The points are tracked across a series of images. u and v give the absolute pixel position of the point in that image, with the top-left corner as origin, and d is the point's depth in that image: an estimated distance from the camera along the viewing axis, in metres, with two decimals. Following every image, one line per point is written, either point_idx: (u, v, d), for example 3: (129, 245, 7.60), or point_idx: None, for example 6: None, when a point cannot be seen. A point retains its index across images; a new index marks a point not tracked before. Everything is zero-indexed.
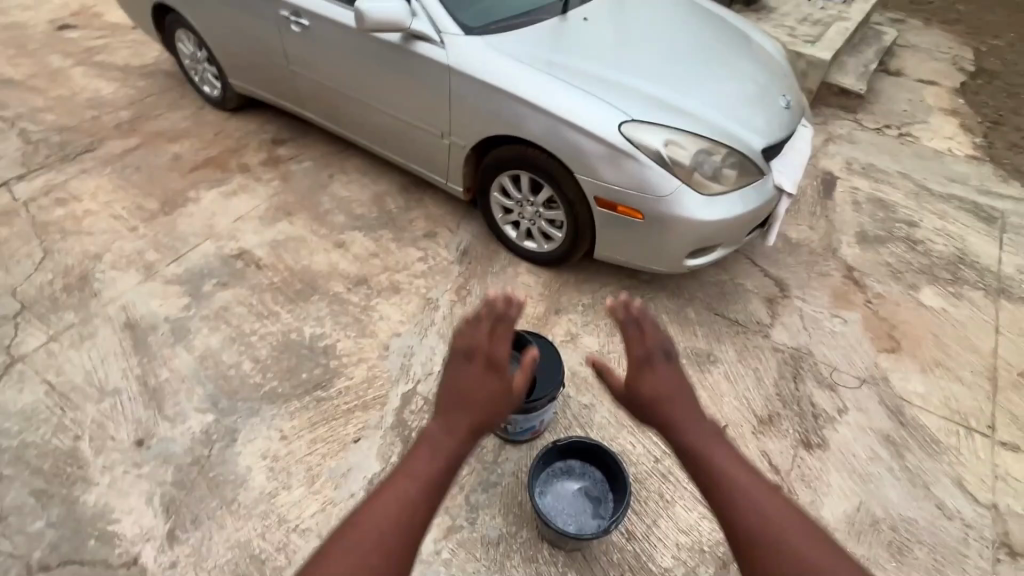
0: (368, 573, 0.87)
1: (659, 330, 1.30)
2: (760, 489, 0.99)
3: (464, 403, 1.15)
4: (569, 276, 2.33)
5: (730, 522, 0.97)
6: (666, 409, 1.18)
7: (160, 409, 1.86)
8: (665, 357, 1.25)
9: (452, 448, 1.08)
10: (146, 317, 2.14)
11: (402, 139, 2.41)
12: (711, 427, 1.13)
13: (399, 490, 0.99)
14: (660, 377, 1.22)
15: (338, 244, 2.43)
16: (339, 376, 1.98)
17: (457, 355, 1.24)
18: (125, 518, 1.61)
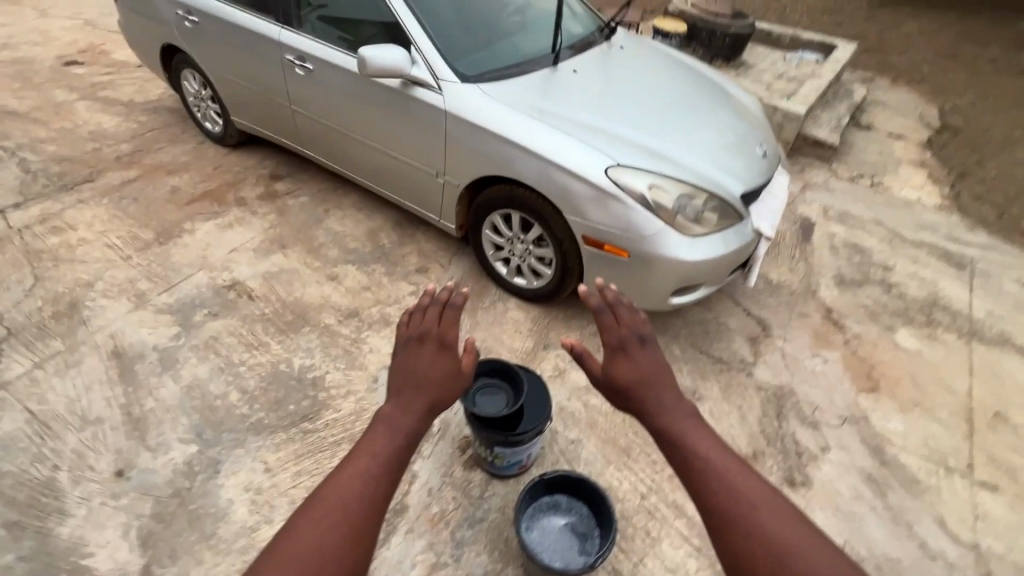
0: (331, 546, 0.85)
1: (632, 313, 1.21)
2: (739, 480, 0.94)
3: (418, 381, 1.11)
4: (557, 312, 2.38)
5: (708, 512, 0.92)
6: (644, 395, 1.11)
7: (143, 439, 1.84)
8: (641, 340, 1.18)
9: (409, 425, 1.04)
10: (135, 346, 2.14)
11: (397, 177, 2.49)
12: (691, 417, 1.07)
13: (358, 468, 0.96)
14: (635, 361, 1.15)
15: (331, 277, 2.47)
16: (327, 408, 1.98)
17: (407, 340, 1.18)
18: (99, 552, 1.57)
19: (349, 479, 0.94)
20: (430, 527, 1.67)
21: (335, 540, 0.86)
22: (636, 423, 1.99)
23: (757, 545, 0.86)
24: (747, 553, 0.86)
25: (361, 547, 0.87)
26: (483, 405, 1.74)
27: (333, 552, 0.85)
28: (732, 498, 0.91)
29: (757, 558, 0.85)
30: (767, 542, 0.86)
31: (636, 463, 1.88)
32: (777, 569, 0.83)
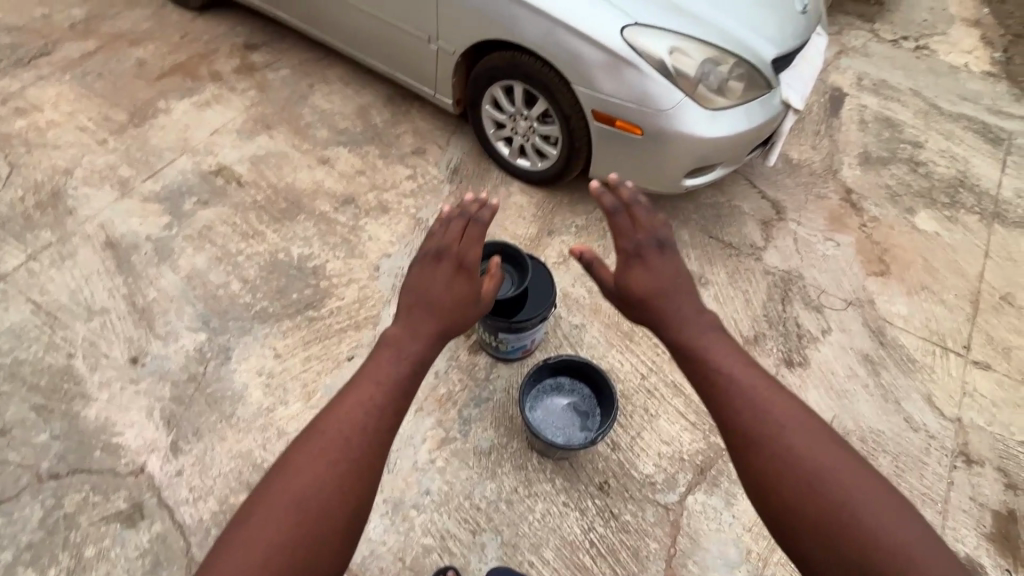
0: (341, 475, 0.92)
1: (651, 217, 1.23)
2: (759, 389, 1.00)
3: (427, 305, 1.15)
4: (562, 196, 2.27)
5: (716, 410, 1.02)
6: (658, 303, 1.15)
7: (151, 328, 1.86)
8: (658, 247, 1.20)
9: (417, 349, 1.09)
10: (127, 236, 2.07)
11: (385, 43, 2.22)
12: (706, 322, 1.12)
13: (359, 399, 1.00)
14: (652, 269, 1.18)
15: (322, 160, 2.32)
16: (330, 297, 1.97)
17: (425, 257, 1.22)
18: (128, 431, 1.66)
19: (352, 406, 0.99)
20: (438, 407, 1.74)
21: (337, 475, 0.92)
22: None
23: (778, 453, 0.92)
24: (768, 460, 0.92)
25: (367, 478, 0.94)
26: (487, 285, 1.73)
27: (336, 480, 0.91)
28: (757, 410, 0.97)
29: (777, 465, 0.92)
30: (788, 452, 0.92)
31: (638, 346, 1.91)
32: (779, 456, 0.92)
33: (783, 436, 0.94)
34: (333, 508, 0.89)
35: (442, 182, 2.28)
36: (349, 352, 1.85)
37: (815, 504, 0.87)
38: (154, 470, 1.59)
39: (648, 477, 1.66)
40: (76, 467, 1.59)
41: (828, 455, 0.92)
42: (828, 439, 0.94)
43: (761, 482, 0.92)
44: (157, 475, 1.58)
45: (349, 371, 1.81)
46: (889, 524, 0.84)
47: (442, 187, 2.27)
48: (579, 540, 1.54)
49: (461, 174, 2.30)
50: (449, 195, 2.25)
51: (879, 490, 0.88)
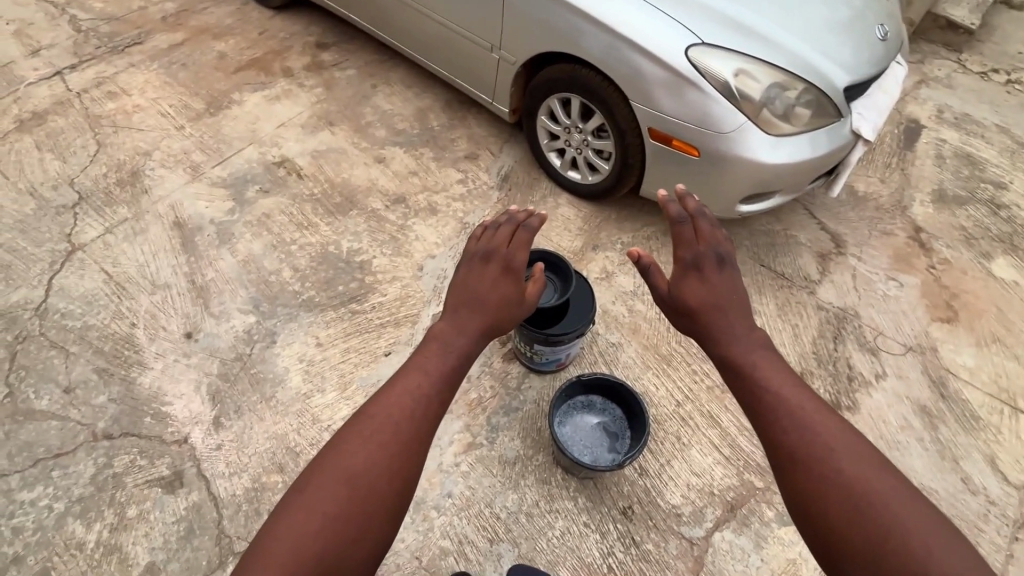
0: (389, 460, 0.94)
1: (715, 231, 1.20)
2: (813, 412, 0.96)
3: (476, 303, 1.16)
4: (610, 211, 2.25)
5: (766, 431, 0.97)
6: (711, 317, 1.11)
7: (206, 306, 1.97)
8: (716, 260, 1.17)
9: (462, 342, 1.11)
10: (194, 218, 2.20)
11: (449, 50, 2.27)
12: (761, 340, 1.08)
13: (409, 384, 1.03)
14: (708, 282, 1.15)
15: (378, 159, 2.39)
16: (373, 292, 2.02)
17: (474, 257, 1.24)
18: (176, 402, 1.75)
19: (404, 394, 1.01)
20: (468, 411, 1.75)
21: (384, 461, 0.93)
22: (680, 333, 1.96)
23: (830, 478, 0.88)
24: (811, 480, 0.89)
25: (410, 466, 0.96)
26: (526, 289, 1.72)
27: (383, 466, 0.93)
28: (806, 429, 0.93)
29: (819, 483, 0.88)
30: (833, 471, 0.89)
31: (675, 371, 1.87)
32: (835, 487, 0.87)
33: (833, 459, 0.90)
34: (379, 492, 0.91)
35: (492, 188, 2.31)
36: (386, 348, 1.89)
37: (865, 531, 0.83)
38: (196, 441, 1.67)
39: (674, 507, 1.61)
40: (127, 430, 1.69)
41: (885, 488, 0.86)
42: (885, 472, 0.88)
43: (808, 509, 0.88)
44: (199, 447, 1.66)
45: (385, 367, 1.85)
46: (942, 553, 0.80)
47: (491, 193, 2.29)
48: (597, 563, 1.51)
49: (510, 182, 2.32)
50: (497, 202, 2.27)
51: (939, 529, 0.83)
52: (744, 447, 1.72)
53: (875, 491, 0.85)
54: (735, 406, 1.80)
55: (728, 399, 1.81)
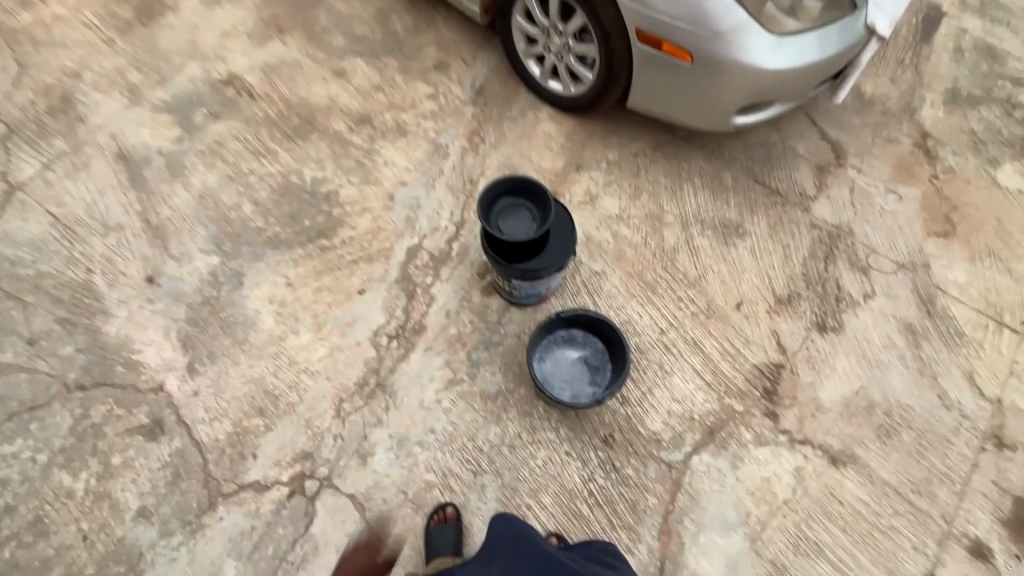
0: None
1: None
2: None
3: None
4: (595, 126, 2.06)
5: None
6: None
7: (165, 248, 1.85)
8: None
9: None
10: (139, 149, 2.01)
11: None
12: None
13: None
14: None
15: (337, 72, 2.14)
16: (343, 226, 1.90)
17: None
18: (146, 350, 1.70)
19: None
20: (447, 347, 1.72)
21: None
22: (666, 258, 1.88)
23: None
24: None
25: None
26: (504, 214, 1.59)
27: None
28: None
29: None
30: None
31: (659, 299, 1.82)
32: None
33: None
34: None
35: (465, 104, 2.09)
36: (359, 285, 1.81)
37: None
38: (172, 389, 1.64)
39: (654, 433, 1.63)
40: (100, 381, 1.65)
41: None
42: None
43: None
44: (176, 394, 1.63)
45: (360, 305, 1.78)
46: None
47: (464, 109, 2.08)
48: (578, 489, 1.55)
49: (486, 95, 2.10)
50: (471, 119, 2.06)
51: None
52: (726, 372, 1.72)
53: None
54: (719, 331, 1.78)
55: (713, 325, 1.78)
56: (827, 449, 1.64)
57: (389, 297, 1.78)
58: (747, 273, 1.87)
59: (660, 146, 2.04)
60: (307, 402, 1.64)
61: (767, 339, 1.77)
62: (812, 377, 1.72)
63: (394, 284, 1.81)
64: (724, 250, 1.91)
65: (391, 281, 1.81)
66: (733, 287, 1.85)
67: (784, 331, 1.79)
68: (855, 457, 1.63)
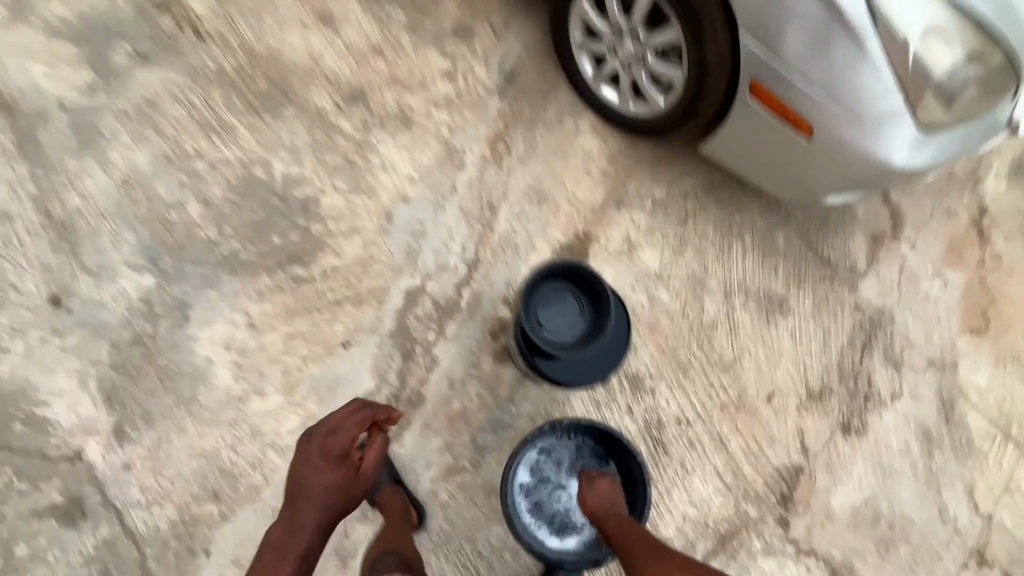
0: None
1: (613, 515, 1.20)
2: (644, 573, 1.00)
3: (340, 439, 1.06)
4: (644, 151, 1.75)
5: None
6: (604, 521, 1.21)
7: (77, 256, 1.38)
8: (589, 478, 1.30)
9: (368, 460, 1.07)
10: (30, 97, 1.44)
11: None
12: (639, 535, 1.12)
13: (304, 523, 1.00)
14: (596, 487, 1.27)
15: (322, 18, 1.64)
16: (324, 251, 1.50)
17: (320, 435, 1.05)
18: (56, 403, 1.30)
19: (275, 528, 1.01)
20: (448, 426, 1.46)
21: None
22: (702, 335, 1.67)
23: None
24: (599, 502, 1.24)
25: None
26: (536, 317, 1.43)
27: None
28: None
29: (624, 536, 1.13)
30: (641, 529, 1.16)
31: (690, 383, 1.63)
32: None
33: None
34: None
35: (490, 93, 1.70)
36: (343, 335, 1.46)
37: None
38: (94, 460, 1.29)
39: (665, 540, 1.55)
40: None
41: None
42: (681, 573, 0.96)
43: None
44: (99, 467, 1.29)
45: (344, 362, 1.44)
46: None
47: (490, 104, 1.69)
48: None
49: (517, 87, 1.72)
50: (496, 118, 1.69)
51: None
52: (746, 473, 1.61)
53: None
54: (747, 427, 1.64)
55: (741, 418, 1.64)
56: (828, 560, 1.60)
57: (381, 356, 1.46)
58: (784, 359, 1.71)
59: (709, 189, 1.77)
60: (275, 487, 1.34)
61: (791, 438, 1.65)
62: (828, 484, 1.64)
63: (388, 337, 1.48)
64: (763, 330, 1.71)
65: (384, 333, 1.48)
66: (767, 375, 1.68)
67: (810, 430, 1.67)
68: (851, 568, 1.61)
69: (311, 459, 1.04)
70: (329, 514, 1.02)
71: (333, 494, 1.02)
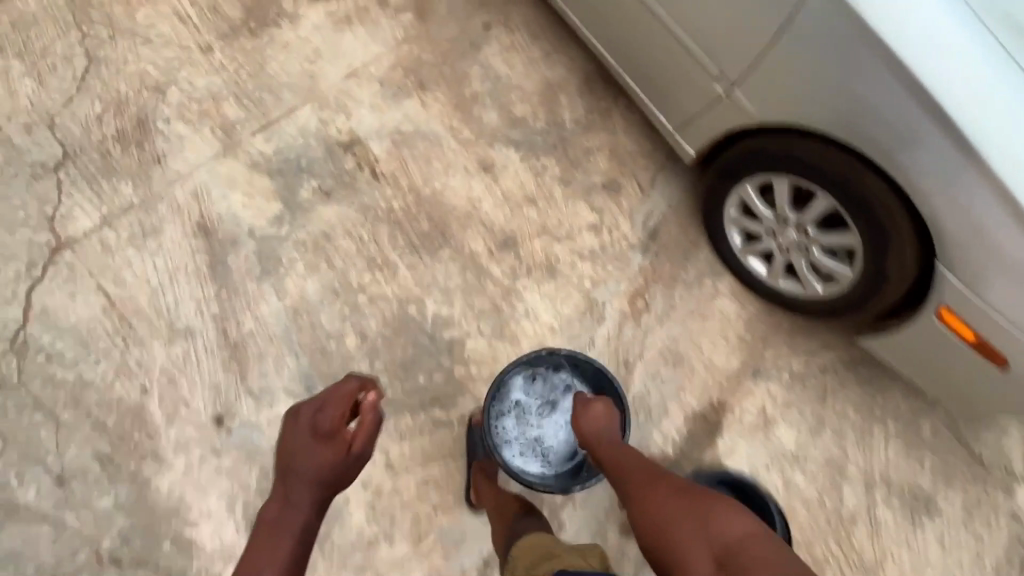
0: None
1: (613, 442, 1.21)
2: (655, 512, 1.00)
3: (327, 416, 1.06)
4: (784, 319, 1.72)
5: (646, 520, 1.00)
6: (605, 450, 1.20)
7: (243, 377, 1.47)
8: (580, 404, 1.29)
9: (359, 437, 1.04)
10: (226, 222, 1.60)
11: (642, 37, 1.44)
12: (644, 465, 1.12)
13: (301, 502, 0.99)
14: (591, 414, 1.25)
15: (483, 166, 1.77)
16: (464, 396, 1.54)
17: (307, 424, 1.06)
18: (205, 525, 1.36)
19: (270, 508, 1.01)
20: None
21: None
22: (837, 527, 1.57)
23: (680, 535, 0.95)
24: (591, 427, 1.24)
25: None
26: None
27: None
28: (717, 536, 0.91)
29: (626, 465, 1.13)
30: (639, 454, 1.16)
31: None
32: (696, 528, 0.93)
33: (707, 522, 0.93)
34: None
35: (633, 247, 1.74)
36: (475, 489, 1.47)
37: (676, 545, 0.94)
38: None
39: None
40: (143, 557, 1.34)
41: (723, 524, 0.92)
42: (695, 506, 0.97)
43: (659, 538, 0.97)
44: None
45: (473, 518, 1.46)
46: (727, 525, 0.92)
47: (631, 258, 1.73)
48: None
49: (659, 243, 1.75)
50: (636, 274, 1.72)
51: (749, 523, 0.92)
52: None
53: (707, 525, 0.93)
54: None
55: None
56: None
57: None
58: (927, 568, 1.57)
59: (851, 365, 1.70)
60: None
61: None
62: None
63: None
64: (905, 531, 1.59)
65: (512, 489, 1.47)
66: None
67: None
68: None
69: (303, 434, 1.05)
70: (322, 490, 1.00)
71: (323, 471, 1.01)
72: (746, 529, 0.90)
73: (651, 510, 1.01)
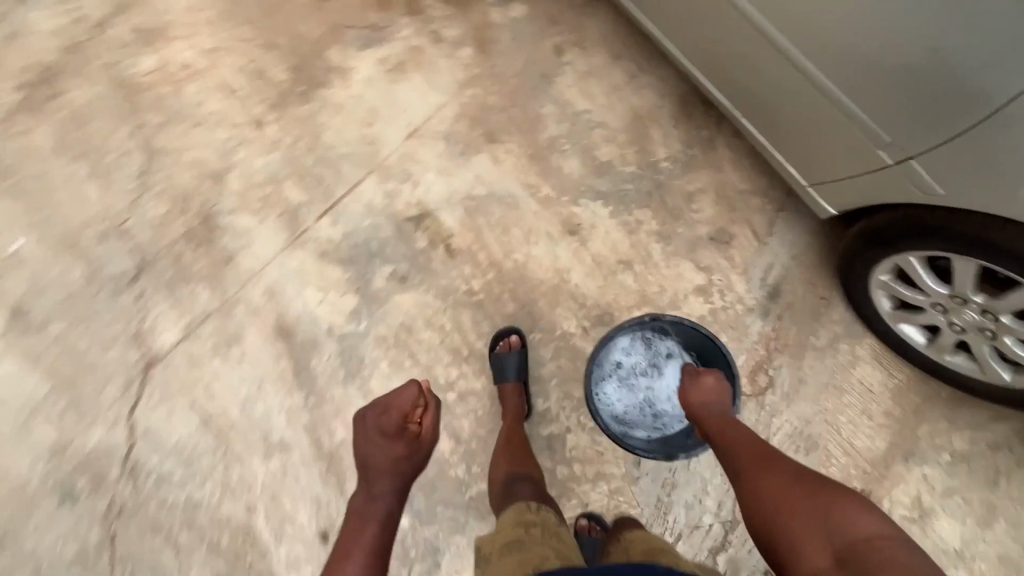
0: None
1: (723, 416, 1.15)
2: (769, 499, 0.92)
3: (391, 418, 1.10)
4: (939, 387, 1.45)
5: (758, 507, 0.93)
6: (709, 424, 1.16)
7: (342, 490, 1.43)
8: (691, 374, 1.24)
9: (425, 431, 1.13)
10: (304, 322, 1.52)
11: (779, 92, 1.22)
12: (758, 442, 1.05)
13: (383, 488, 1.02)
14: (698, 384, 1.22)
15: (569, 229, 1.56)
16: (569, 499, 1.42)
17: (371, 428, 1.10)
18: None
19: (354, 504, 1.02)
20: None
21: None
22: None
23: (795, 524, 0.87)
24: (700, 397, 1.19)
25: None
26: None
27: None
28: (840, 529, 0.82)
29: (736, 439, 1.08)
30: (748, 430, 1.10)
31: None
32: (820, 519, 0.85)
33: (832, 522, 0.84)
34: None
35: (749, 311, 1.50)
36: None
37: (794, 540, 0.86)
38: None
39: None
40: None
41: (848, 522, 0.83)
42: (822, 496, 0.87)
43: (771, 529, 0.89)
44: None
45: None
46: (855, 525, 0.82)
47: (749, 325, 1.50)
48: None
49: (781, 304, 1.50)
50: (756, 344, 1.49)
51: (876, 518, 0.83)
52: None
53: (835, 522, 0.83)
54: None
55: None
56: None
57: None
58: None
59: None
60: None
61: None
62: None
63: None
64: None
65: None
66: None
67: None
68: None
69: (368, 439, 1.09)
70: (400, 478, 1.05)
71: (397, 466, 1.05)
72: (874, 525, 0.81)
73: (760, 492, 0.94)
